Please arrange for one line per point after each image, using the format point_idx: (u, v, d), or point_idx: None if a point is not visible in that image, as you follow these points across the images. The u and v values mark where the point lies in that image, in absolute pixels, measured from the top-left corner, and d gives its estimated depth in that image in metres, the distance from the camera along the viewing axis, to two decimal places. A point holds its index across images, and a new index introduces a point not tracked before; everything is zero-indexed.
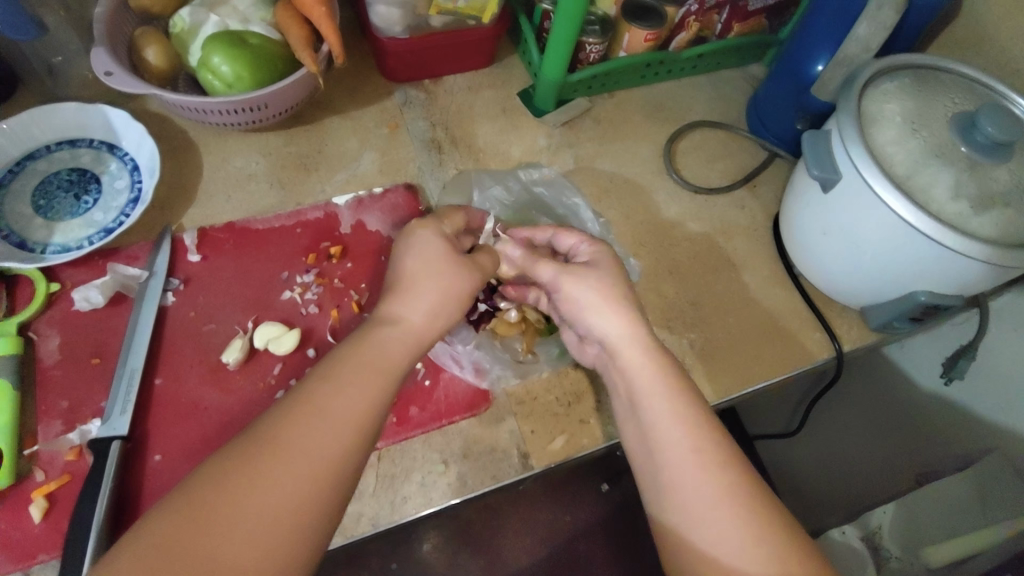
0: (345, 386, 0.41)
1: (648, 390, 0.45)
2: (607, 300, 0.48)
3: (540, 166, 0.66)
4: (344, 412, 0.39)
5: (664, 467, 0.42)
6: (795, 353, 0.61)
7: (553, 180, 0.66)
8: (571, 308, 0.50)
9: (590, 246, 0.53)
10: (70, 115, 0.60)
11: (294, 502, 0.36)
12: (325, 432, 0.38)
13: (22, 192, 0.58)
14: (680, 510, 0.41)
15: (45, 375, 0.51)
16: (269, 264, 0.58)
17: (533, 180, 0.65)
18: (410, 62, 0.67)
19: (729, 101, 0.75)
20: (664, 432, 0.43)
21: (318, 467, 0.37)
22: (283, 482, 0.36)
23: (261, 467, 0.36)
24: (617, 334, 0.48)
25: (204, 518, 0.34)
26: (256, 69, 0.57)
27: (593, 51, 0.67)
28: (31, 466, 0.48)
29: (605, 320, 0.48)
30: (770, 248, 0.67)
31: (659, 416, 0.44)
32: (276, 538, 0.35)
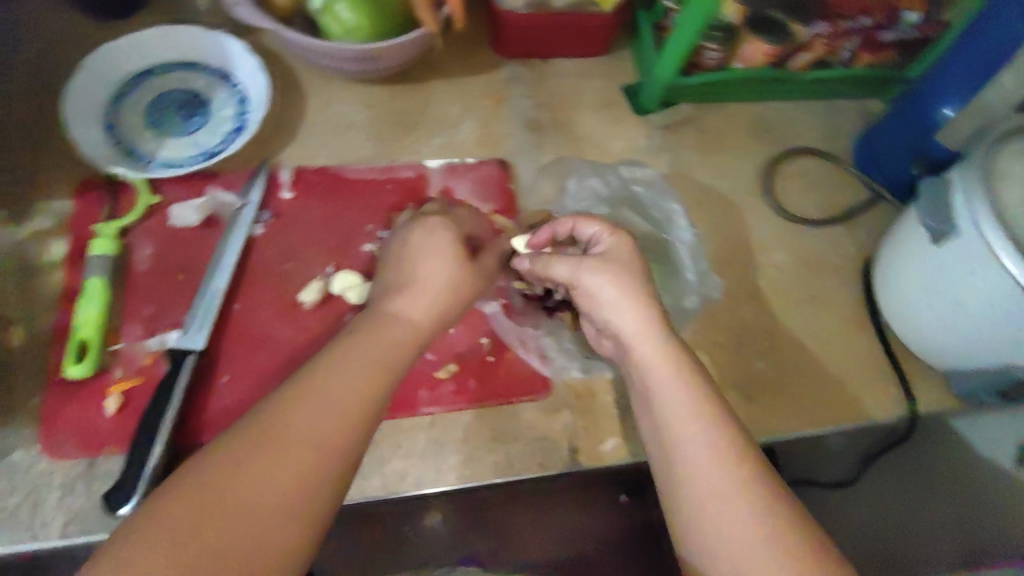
0: (363, 356, 0.40)
1: (684, 411, 0.42)
2: (624, 292, 0.46)
3: (643, 165, 0.65)
4: (353, 389, 0.39)
5: (691, 499, 0.40)
6: (867, 403, 0.59)
7: (653, 181, 0.65)
8: (588, 301, 0.49)
9: (612, 236, 0.50)
10: (193, 38, 0.62)
11: (298, 477, 0.35)
12: (329, 410, 0.37)
13: (138, 104, 0.60)
14: (720, 540, 0.38)
15: (134, 280, 0.53)
16: (356, 215, 0.59)
17: (634, 177, 0.65)
18: (524, 38, 0.67)
19: (839, 132, 0.72)
20: (704, 461, 0.40)
21: (325, 441, 0.36)
22: (285, 461, 0.35)
23: (267, 446, 0.35)
24: (631, 330, 0.46)
25: (207, 489, 0.33)
26: (376, 20, 0.57)
27: (712, 57, 0.65)
28: (111, 363, 0.50)
29: (620, 317, 0.46)
30: (858, 290, 0.64)
31: (694, 446, 0.41)
32: (280, 513, 0.33)
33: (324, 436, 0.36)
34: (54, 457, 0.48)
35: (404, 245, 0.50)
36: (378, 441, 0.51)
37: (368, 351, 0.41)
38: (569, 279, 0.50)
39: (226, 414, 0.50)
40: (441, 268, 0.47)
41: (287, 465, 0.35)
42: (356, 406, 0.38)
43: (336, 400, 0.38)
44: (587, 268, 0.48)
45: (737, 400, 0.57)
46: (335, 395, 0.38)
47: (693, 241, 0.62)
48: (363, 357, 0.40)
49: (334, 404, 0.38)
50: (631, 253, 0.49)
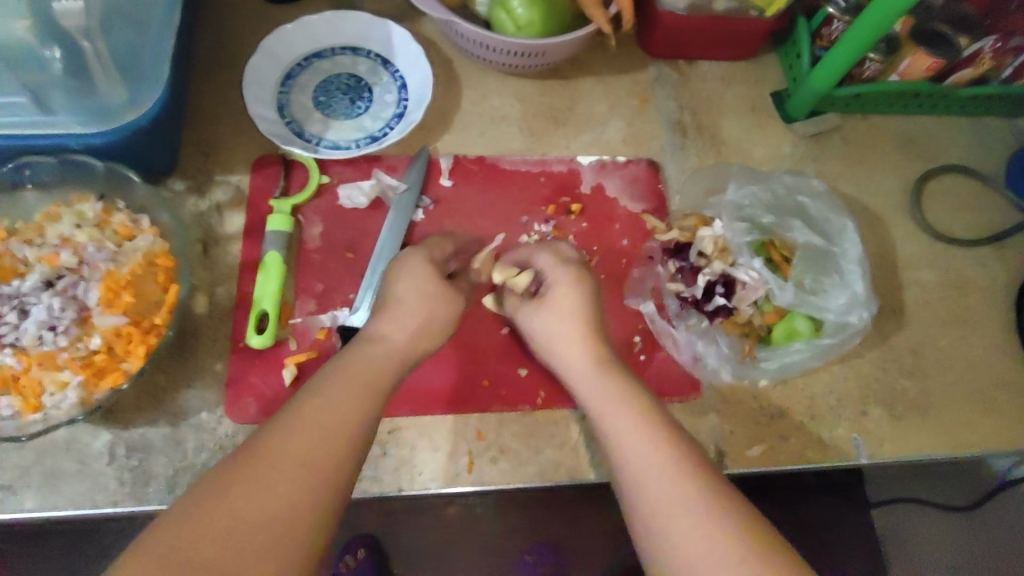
0: (339, 377, 0.40)
1: (642, 453, 0.40)
2: (566, 336, 0.46)
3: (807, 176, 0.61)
4: (346, 409, 0.38)
5: (658, 548, 0.37)
6: (1013, 432, 0.58)
7: (819, 193, 0.60)
8: (538, 338, 0.48)
9: (560, 273, 0.49)
10: (360, 24, 0.64)
11: (294, 502, 0.34)
12: (323, 432, 0.37)
13: (306, 86, 0.62)
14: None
15: (306, 256, 0.56)
16: (512, 206, 0.60)
17: (799, 188, 0.60)
18: (678, 39, 0.66)
19: (992, 151, 0.70)
20: (662, 502, 0.38)
21: (319, 460, 0.35)
22: (285, 476, 0.34)
23: (266, 463, 0.34)
24: (576, 375, 0.45)
25: (209, 512, 0.32)
26: (547, 17, 0.59)
27: (870, 68, 0.64)
28: (287, 335, 0.53)
29: (563, 358, 0.46)
30: (1007, 316, 0.63)
31: (655, 488, 0.38)
32: (273, 532, 0.32)
33: (321, 452, 0.36)
34: (237, 421, 0.50)
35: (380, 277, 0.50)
36: (535, 430, 0.53)
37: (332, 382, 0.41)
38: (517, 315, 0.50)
39: (407, 390, 0.53)
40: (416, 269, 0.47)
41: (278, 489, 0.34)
42: (355, 423, 0.38)
43: (330, 421, 0.37)
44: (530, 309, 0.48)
45: (881, 417, 0.57)
46: (333, 417, 0.37)
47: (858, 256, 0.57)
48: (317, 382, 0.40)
49: (338, 423, 0.37)
50: (579, 293, 0.47)
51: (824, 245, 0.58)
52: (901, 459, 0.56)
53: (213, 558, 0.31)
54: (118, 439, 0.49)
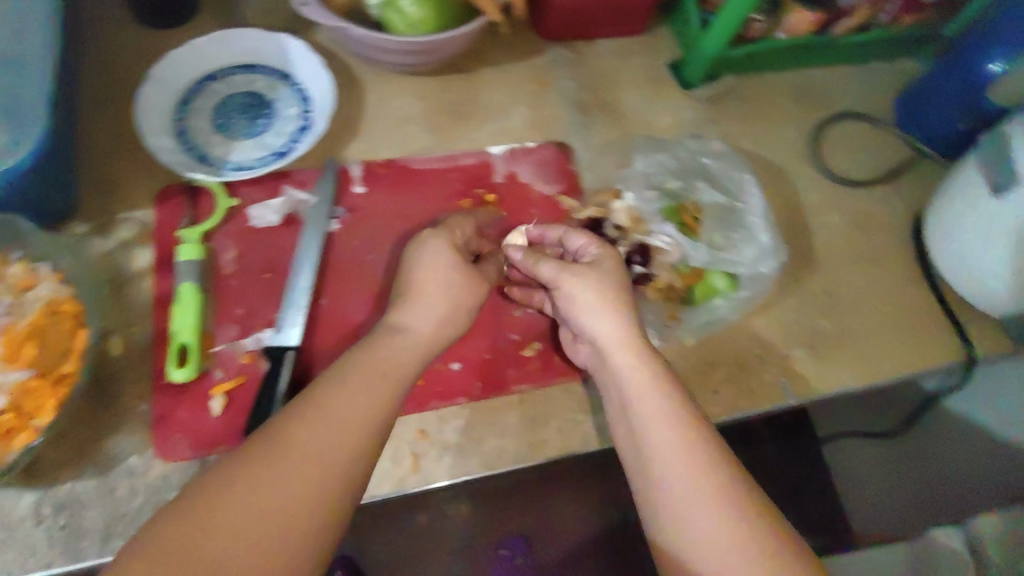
0: (367, 376, 0.42)
1: (652, 413, 0.44)
2: (601, 299, 0.48)
3: (708, 139, 0.67)
4: (363, 405, 0.40)
5: (660, 495, 0.42)
6: (924, 354, 0.62)
7: (722, 153, 0.66)
8: (567, 305, 0.50)
9: (597, 251, 0.52)
10: (251, 39, 0.62)
11: (313, 497, 0.36)
12: (342, 429, 0.39)
13: (202, 110, 0.61)
14: (690, 528, 0.40)
15: (223, 283, 0.55)
16: (427, 205, 0.60)
17: (701, 150, 0.66)
18: (570, 20, 0.68)
19: (879, 93, 0.74)
20: (670, 454, 0.42)
21: (335, 457, 0.38)
22: (300, 471, 0.36)
23: (282, 462, 0.36)
24: (607, 338, 0.48)
25: (223, 507, 0.34)
26: (439, 13, 0.59)
27: (759, 27, 0.67)
28: (211, 364, 0.52)
29: (595, 320, 0.48)
30: (908, 248, 0.66)
31: (663, 444, 0.43)
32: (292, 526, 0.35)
33: (334, 449, 0.38)
34: (170, 458, 0.50)
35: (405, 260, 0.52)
36: (475, 421, 0.53)
37: (370, 383, 0.42)
38: (549, 282, 0.51)
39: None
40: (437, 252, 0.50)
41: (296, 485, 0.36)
42: (367, 419, 0.40)
43: (344, 418, 0.39)
44: (567, 270, 0.50)
45: (805, 358, 0.60)
46: (346, 414, 0.40)
47: (759, 206, 0.63)
48: (357, 383, 0.42)
49: (350, 417, 0.40)
50: (614, 266, 0.50)
51: (729, 202, 0.63)
52: (828, 395, 0.59)
53: (223, 550, 0.32)
54: (43, 498, 0.47)
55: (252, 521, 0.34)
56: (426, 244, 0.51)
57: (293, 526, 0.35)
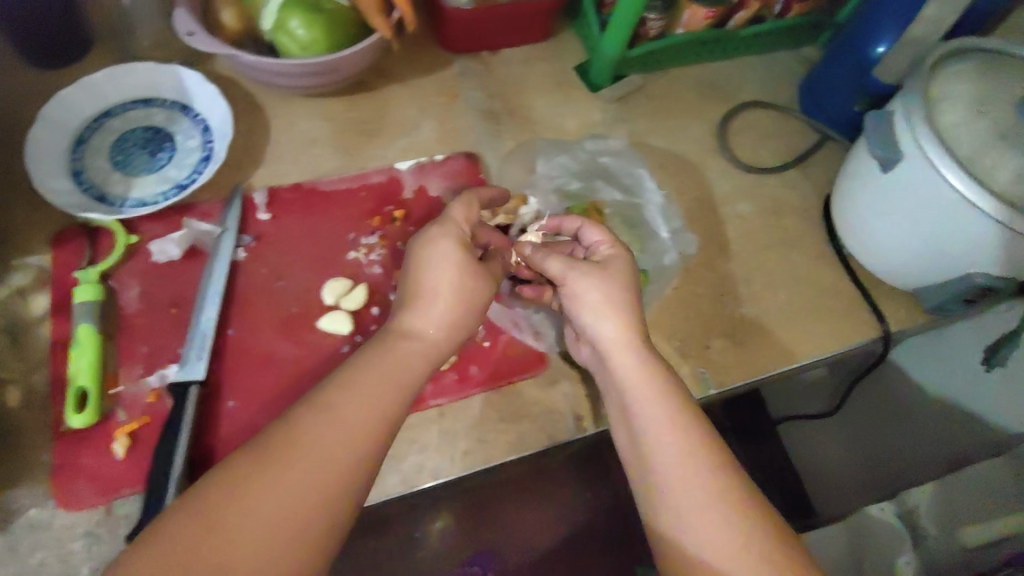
0: (378, 380, 0.44)
1: (648, 406, 0.47)
2: (607, 299, 0.51)
3: (606, 137, 0.69)
4: (374, 411, 0.42)
5: (657, 483, 0.45)
6: (841, 332, 0.63)
7: (620, 151, 0.68)
8: (571, 301, 0.52)
9: (609, 252, 0.54)
10: (146, 74, 0.62)
11: (321, 494, 0.38)
12: (354, 433, 0.41)
13: (100, 148, 0.60)
14: (679, 507, 0.43)
15: (127, 321, 0.54)
16: (336, 226, 0.60)
17: (599, 149, 0.68)
18: (470, 32, 0.69)
19: (782, 82, 0.76)
20: (665, 438, 0.45)
21: (342, 458, 0.40)
22: (310, 468, 0.38)
23: (296, 461, 0.38)
24: (611, 337, 0.50)
25: (224, 507, 0.36)
26: (331, 33, 0.58)
27: (655, 26, 0.68)
28: (115, 406, 0.51)
29: (598, 319, 0.51)
30: (820, 229, 0.68)
31: (658, 435, 0.46)
32: (304, 523, 0.37)
33: (342, 451, 0.40)
34: (74, 506, 0.48)
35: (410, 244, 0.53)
36: (394, 439, 0.52)
37: (375, 393, 0.43)
38: (557, 276, 0.53)
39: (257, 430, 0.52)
40: (448, 244, 0.51)
41: (307, 483, 0.38)
42: (375, 423, 0.42)
43: (353, 423, 0.41)
44: (576, 269, 0.52)
45: (725, 346, 0.60)
46: (355, 419, 0.41)
47: (661, 202, 0.66)
48: (367, 392, 0.43)
49: (359, 421, 0.41)
50: (623, 268, 0.53)
51: (628, 199, 0.67)
52: (749, 381, 0.59)
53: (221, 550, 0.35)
54: None
55: (266, 517, 0.36)
56: (434, 243, 0.51)
57: (303, 519, 0.37)
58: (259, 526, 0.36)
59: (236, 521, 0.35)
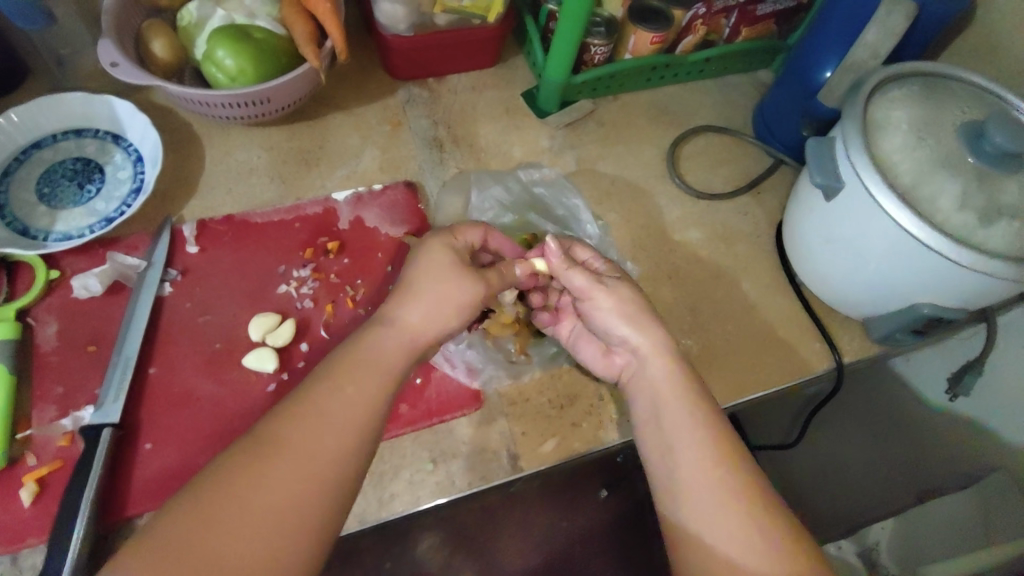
0: (355, 376, 0.43)
1: (679, 405, 0.46)
2: (637, 310, 0.51)
3: (540, 166, 0.67)
4: (360, 402, 0.42)
5: (684, 483, 0.44)
6: (793, 364, 0.61)
7: (554, 181, 0.66)
8: (601, 319, 0.52)
9: (609, 267, 0.54)
10: (77, 105, 0.61)
11: (311, 490, 0.38)
12: (337, 427, 0.40)
13: (27, 180, 0.59)
14: (699, 498, 0.43)
15: (42, 360, 0.52)
16: (267, 258, 0.58)
17: (533, 180, 0.66)
18: (413, 60, 0.68)
19: (735, 106, 0.75)
20: (682, 429, 0.45)
21: (337, 450, 0.39)
22: (299, 473, 0.38)
23: (283, 459, 0.38)
24: (648, 343, 0.50)
25: (214, 511, 0.36)
26: (260, 63, 0.58)
27: (598, 52, 0.67)
28: (24, 451, 0.48)
29: (633, 328, 0.50)
30: (772, 257, 0.66)
31: (682, 431, 0.45)
32: (303, 514, 0.37)
33: (330, 444, 0.39)
34: None
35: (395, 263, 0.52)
36: None
37: (364, 392, 0.42)
38: (581, 293, 0.52)
39: (175, 470, 0.49)
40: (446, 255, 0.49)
41: (294, 479, 0.38)
42: (359, 418, 0.41)
43: (340, 417, 0.40)
44: (603, 286, 0.52)
45: None
46: (342, 412, 0.41)
47: (598, 234, 0.64)
48: (358, 391, 0.42)
49: (341, 416, 0.41)
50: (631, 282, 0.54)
51: (565, 230, 0.64)
52: None
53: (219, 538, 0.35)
54: None
55: (259, 513, 0.36)
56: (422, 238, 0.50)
57: (306, 510, 0.37)
58: (254, 520, 0.36)
59: (230, 519, 0.36)
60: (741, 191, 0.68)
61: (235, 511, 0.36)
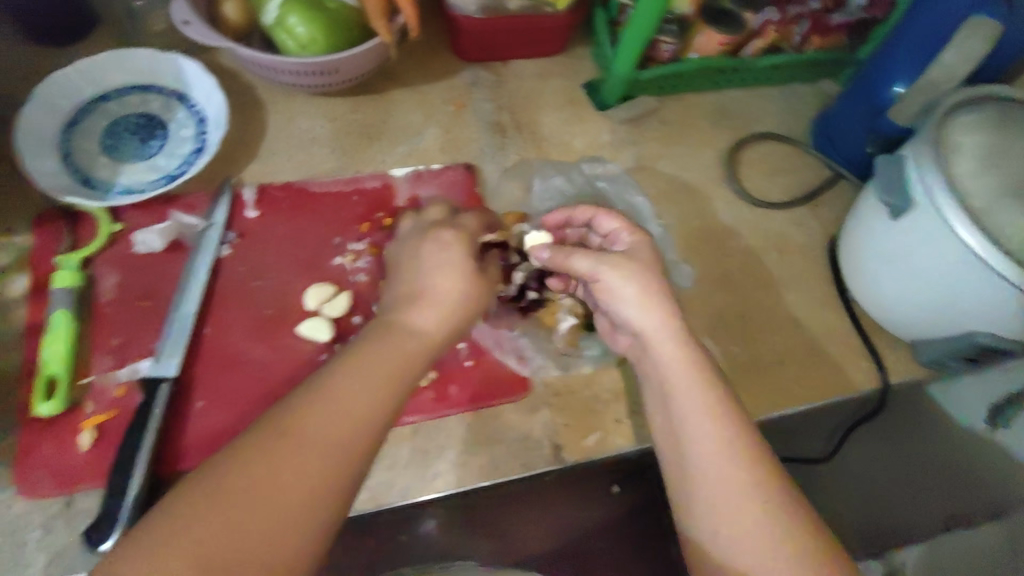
0: (361, 366, 0.41)
1: (699, 412, 0.44)
2: (646, 284, 0.48)
3: (605, 161, 0.67)
4: (362, 394, 0.40)
5: (706, 492, 0.42)
6: (837, 381, 0.60)
7: (616, 176, 0.66)
8: (608, 296, 0.49)
9: (633, 235, 0.52)
10: (146, 61, 0.61)
11: (313, 486, 0.36)
12: (338, 415, 0.38)
13: (93, 131, 0.59)
14: (713, 500, 0.41)
15: (101, 311, 0.52)
16: (324, 229, 0.59)
17: (597, 173, 0.66)
18: (480, 42, 0.67)
19: (797, 116, 0.74)
20: (702, 439, 0.43)
21: (339, 442, 0.37)
22: (300, 467, 0.36)
23: (286, 448, 0.36)
24: (653, 328, 0.47)
25: (213, 506, 0.34)
26: (330, 32, 0.58)
27: (666, 50, 0.67)
28: (81, 397, 0.49)
29: (639, 311, 0.48)
30: (825, 270, 0.66)
31: (704, 441, 0.43)
32: (305, 506, 0.35)
33: (343, 434, 0.38)
34: (29, 497, 0.46)
35: (400, 260, 0.51)
36: None
37: (365, 383, 0.40)
38: (587, 274, 0.50)
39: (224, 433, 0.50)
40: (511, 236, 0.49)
41: (312, 469, 0.36)
42: (364, 405, 0.39)
43: (344, 408, 0.39)
44: (607, 263, 0.49)
45: None
46: (345, 404, 0.39)
47: (660, 233, 0.63)
48: (365, 381, 0.40)
49: (345, 408, 0.39)
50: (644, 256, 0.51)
51: None
52: None
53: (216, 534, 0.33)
54: None
55: (264, 505, 0.34)
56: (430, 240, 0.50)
57: (309, 507, 0.35)
58: (254, 516, 0.34)
59: (243, 501, 0.34)
60: (799, 202, 0.67)
61: (240, 492, 0.34)
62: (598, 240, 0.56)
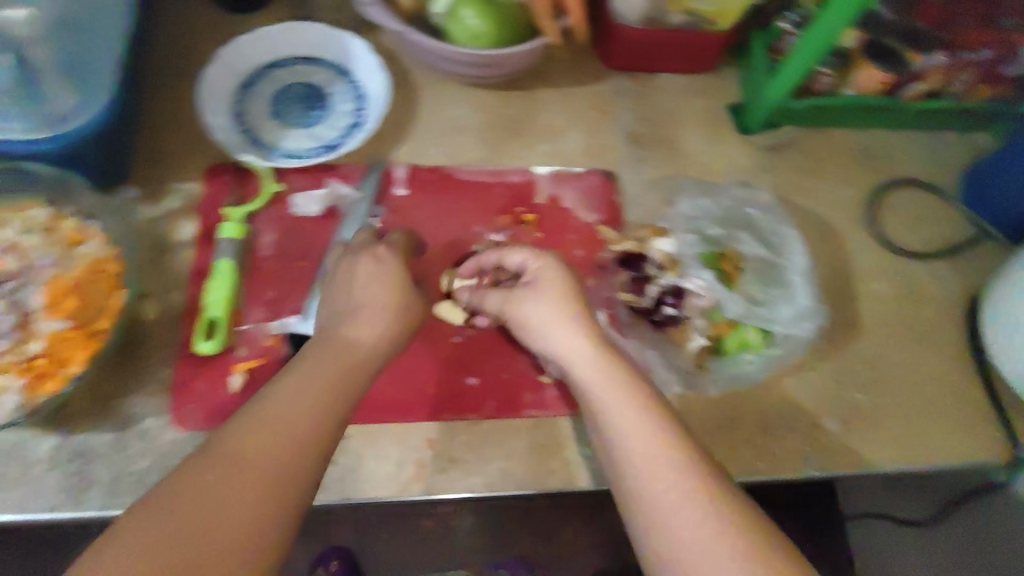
0: (295, 382, 0.40)
1: (659, 470, 0.39)
2: (558, 318, 0.47)
3: (758, 190, 0.66)
4: (300, 412, 0.39)
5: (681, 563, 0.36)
6: (964, 446, 0.58)
7: (769, 206, 0.65)
8: (527, 328, 0.49)
9: (537, 259, 0.50)
10: (318, 35, 0.64)
11: (252, 508, 0.34)
12: (274, 435, 0.37)
13: (263, 96, 0.63)
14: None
15: (259, 265, 0.56)
16: (467, 216, 0.61)
17: (748, 200, 0.65)
18: (633, 52, 0.68)
19: (946, 165, 0.71)
20: (673, 501, 0.38)
21: (281, 465, 0.36)
22: (240, 487, 0.34)
23: (233, 468, 0.35)
24: (573, 364, 0.46)
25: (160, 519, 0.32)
26: (499, 28, 0.60)
27: (825, 82, 0.66)
28: (235, 342, 0.53)
29: (561, 344, 0.46)
30: (961, 329, 0.63)
31: (672, 503, 0.38)
32: (247, 530, 0.33)
33: (279, 465, 0.36)
34: (180, 427, 0.50)
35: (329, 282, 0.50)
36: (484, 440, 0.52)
37: (300, 401, 0.39)
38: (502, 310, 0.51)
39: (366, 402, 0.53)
40: None
41: (244, 487, 0.34)
42: (302, 423, 0.38)
43: (282, 428, 0.37)
44: (529, 301, 0.48)
45: (834, 431, 0.57)
46: (281, 422, 0.38)
47: (801, 267, 0.61)
48: (299, 399, 0.39)
49: (278, 425, 0.37)
50: (555, 277, 0.49)
51: (764, 258, 0.62)
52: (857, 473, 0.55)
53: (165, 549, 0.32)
54: (61, 446, 0.48)
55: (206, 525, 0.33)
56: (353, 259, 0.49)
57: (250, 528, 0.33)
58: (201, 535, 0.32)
59: (192, 522, 0.33)
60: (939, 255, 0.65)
61: (170, 513, 0.33)
62: (510, 283, 0.54)
